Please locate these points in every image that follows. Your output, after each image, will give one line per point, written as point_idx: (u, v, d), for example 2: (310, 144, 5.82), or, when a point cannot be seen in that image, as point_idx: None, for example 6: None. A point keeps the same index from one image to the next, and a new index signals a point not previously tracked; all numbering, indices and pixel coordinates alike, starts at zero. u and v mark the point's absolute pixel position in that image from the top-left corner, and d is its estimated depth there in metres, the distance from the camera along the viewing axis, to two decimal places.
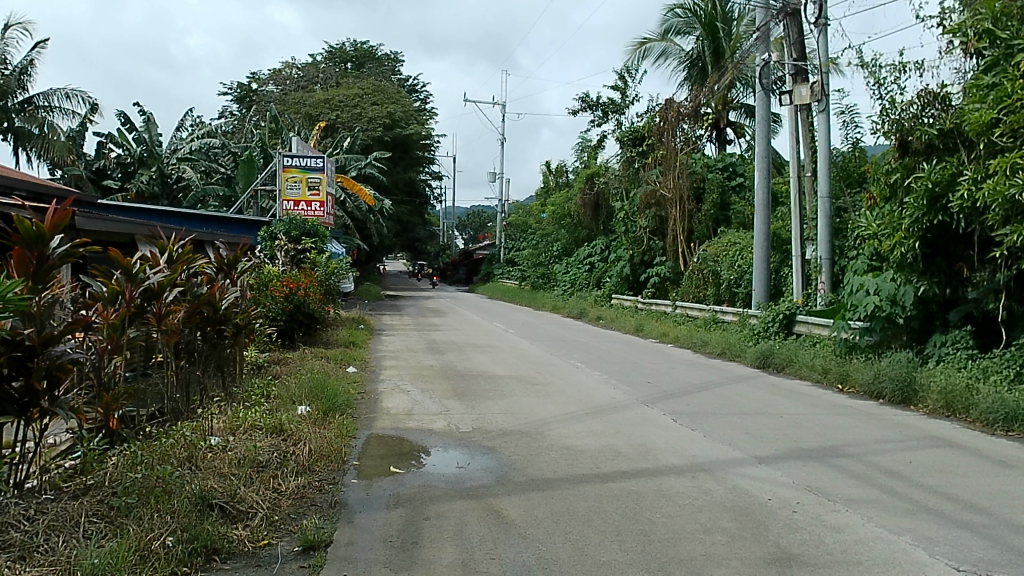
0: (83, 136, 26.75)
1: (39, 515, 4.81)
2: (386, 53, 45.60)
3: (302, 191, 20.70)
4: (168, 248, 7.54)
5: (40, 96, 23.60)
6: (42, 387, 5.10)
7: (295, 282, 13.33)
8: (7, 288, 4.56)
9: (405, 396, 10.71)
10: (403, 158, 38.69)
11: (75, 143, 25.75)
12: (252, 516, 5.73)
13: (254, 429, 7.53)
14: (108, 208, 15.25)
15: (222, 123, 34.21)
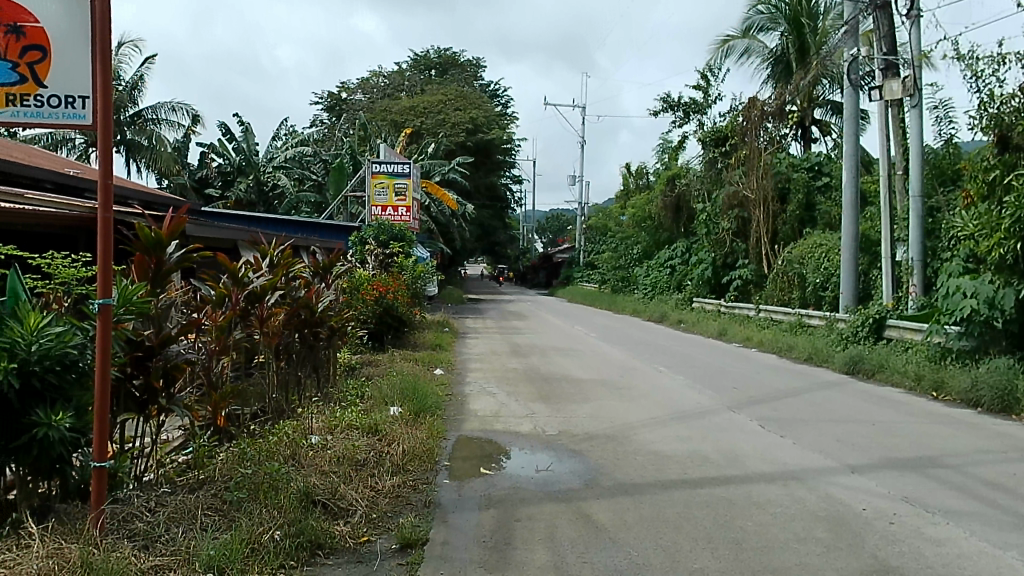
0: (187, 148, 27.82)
1: (160, 506, 5.06)
2: (469, 59, 46.20)
3: (389, 196, 21.14)
4: (269, 253, 7.85)
5: (149, 110, 24.83)
6: (160, 385, 5.39)
7: (385, 286, 13.62)
8: (132, 292, 4.92)
9: (491, 398, 10.80)
10: (484, 163, 39.08)
11: (180, 154, 26.90)
12: (353, 513, 5.89)
13: (351, 428, 7.71)
14: (212, 215, 15.91)
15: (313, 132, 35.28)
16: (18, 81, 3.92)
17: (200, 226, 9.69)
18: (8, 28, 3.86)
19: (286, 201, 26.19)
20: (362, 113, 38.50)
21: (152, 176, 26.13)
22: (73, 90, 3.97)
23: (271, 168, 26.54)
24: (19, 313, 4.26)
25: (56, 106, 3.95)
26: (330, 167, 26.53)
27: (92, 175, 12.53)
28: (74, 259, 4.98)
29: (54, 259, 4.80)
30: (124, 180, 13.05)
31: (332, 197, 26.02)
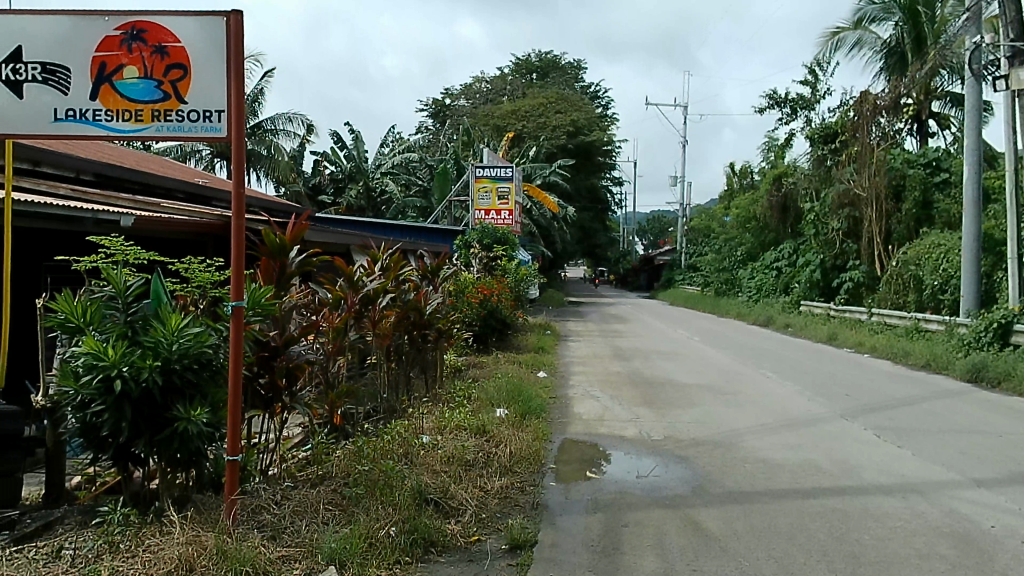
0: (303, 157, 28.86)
1: (285, 500, 5.29)
2: (570, 62, 46.26)
3: (493, 200, 21.41)
4: (381, 257, 8.09)
5: (268, 121, 26.14)
6: (284, 384, 5.65)
7: (489, 288, 13.79)
8: (260, 295, 5.18)
9: (594, 402, 10.76)
10: (584, 164, 39.10)
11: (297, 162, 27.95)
12: (463, 513, 5.98)
13: (459, 428, 7.84)
14: (327, 222, 16.60)
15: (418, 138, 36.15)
16: (161, 97, 4.17)
17: (320, 231, 10.09)
18: (154, 49, 4.15)
19: (394, 206, 26.99)
20: (465, 119, 39.17)
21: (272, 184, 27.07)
22: (210, 105, 4.20)
23: (380, 175, 27.31)
24: (162, 315, 4.55)
25: (195, 120, 4.19)
26: (435, 172, 27.19)
27: (220, 184, 13.32)
28: (208, 263, 5.29)
29: (191, 263, 5.11)
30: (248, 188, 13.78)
31: (436, 202, 26.86)
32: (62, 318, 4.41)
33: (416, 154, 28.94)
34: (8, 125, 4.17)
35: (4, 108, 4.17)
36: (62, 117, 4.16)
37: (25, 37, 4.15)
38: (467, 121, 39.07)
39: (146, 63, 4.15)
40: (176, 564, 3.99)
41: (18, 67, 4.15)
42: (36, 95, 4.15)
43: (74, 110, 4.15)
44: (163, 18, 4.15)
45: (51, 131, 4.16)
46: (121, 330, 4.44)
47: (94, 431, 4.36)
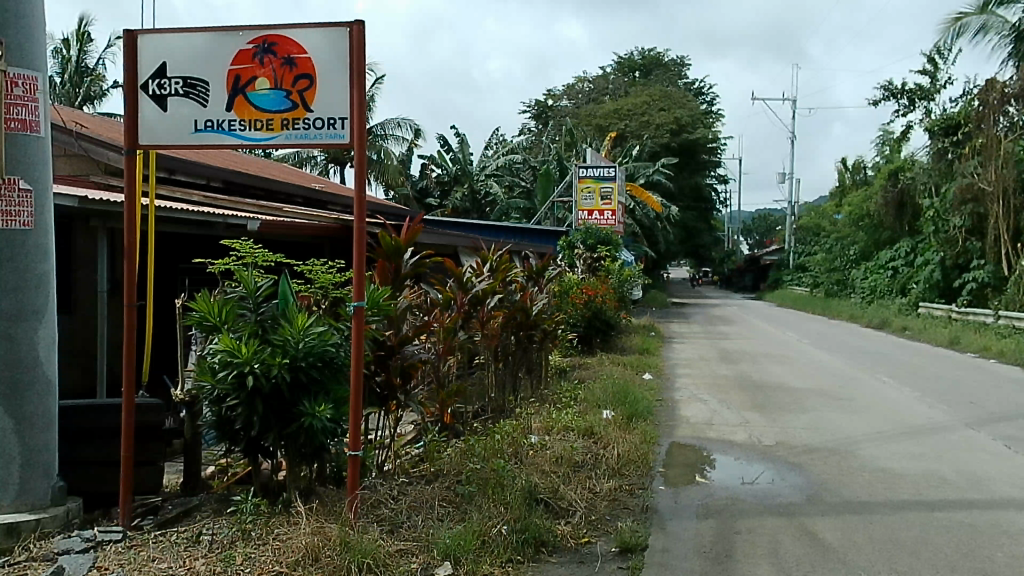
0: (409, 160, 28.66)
1: (402, 494, 5.43)
2: (673, 59, 45.60)
3: (596, 200, 21.29)
4: (489, 259, 8.20)
5: (378, 127, 27.08)
6: (398, 382, 5.80)
7: (594, 289, 13.73)
8: (378, 295, 5.33)
9: (702, 405, 10.52)
10: (688, 163, 38.38)
11: (404, 166, 28.01)
12: (573, 514, 5.98)
13: (567, 429, 7.83)
14: (435, 224, 16.98)
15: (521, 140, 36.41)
16: (290, 107, 4.36)
17: (431, 234, 10.30)
18: (283, 61, 4.34)
19: (498, 207, 27.19)
20: (567, 119, 39.19)
21: (380, 188, 27.53)
22: (334, 113, 4.35)
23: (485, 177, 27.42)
24: (289, 314, 4.76)
25: (321, 127, 4.35)
26: (538, 173, 27.47)
27: (335, 189, 13.83)
28: (330, 265, 5.50)
29: (314, 266, 5.33)
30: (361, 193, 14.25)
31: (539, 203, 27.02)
32: (200, 317, 4.68)
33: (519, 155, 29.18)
34: (154, 136, 4.45)
35: (150, 121, 4.46)
36: (201, 127, 4.42)
37: (169, 54, 4.43)
38: (570, 120, 39.00)
39: (276, 74, 4.35)
40: (303, 554, 4.10)
41: (163, 82, 4.44)
42: (179, 108, 4.43)
43: (212, 121, 4.41)
44: (291, 31, 4.33)
45: (192, 141, 4.42)
46: (252, 328, 4.67)
47: (228, 424, 4.61)
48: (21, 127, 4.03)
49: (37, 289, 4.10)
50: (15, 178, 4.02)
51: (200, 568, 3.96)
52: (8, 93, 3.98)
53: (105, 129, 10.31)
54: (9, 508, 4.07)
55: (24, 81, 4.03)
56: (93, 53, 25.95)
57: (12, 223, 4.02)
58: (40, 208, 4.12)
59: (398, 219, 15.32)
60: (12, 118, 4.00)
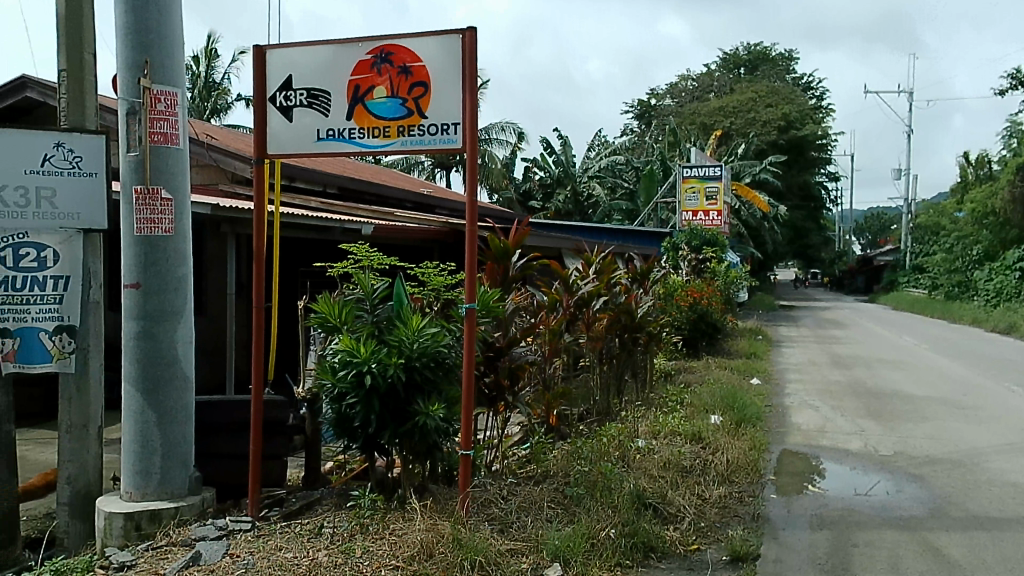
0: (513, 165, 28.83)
1: (511, 495, 5.49)
2: (781, 53, 44.19)
3: (700, 201, 20.92)
4: (594, 261, 8.19)
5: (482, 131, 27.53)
6: (506, 383, 5.86)
7: (699, 292, 13.49)
8: (489, 296, 5.40)
9: (814, 412, 10.14)
10: (797, 160, 37.10)
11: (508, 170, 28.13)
12: (682, 520, 5.86)
13: (674, 434, 7.71)
14: (540, 227, 17.08)
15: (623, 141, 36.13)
16: (405, 114, 4.49)
17: (535, 237, 10.36)
18: (399, 70, 4.47)
19: (600, 209, 27.08)
20: (671, 118, 38.60)
21: (485, 192, 27.81)
22: (447, 119, 4.45)
23: (587, 179, 27.47)
24: (404, 316, 4.90)
25: (434, 133, 4.46)
26: (641, 174, 27.24)
27: (442, 194, 14.13)
28: (441, 267, 5.62)
29: (427, 268, 5.46)
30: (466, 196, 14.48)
31: (643, 204, 26.87)
32: (322, 317, 4.88)
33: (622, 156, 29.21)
34: (280, 146, 4.68)
35: (276, 131, 4.68)
36: (324, 136, 4.62)
37: (293, 67, 4.65)
38: (674, 119, 38.38)
39: (393, 83, 4.49)
40: (418, 549, 4.20)
41: (288, 94, 4.65)
42: (303, 119, 4.64)
43: (334, 130, 4.59)
44: (407, 40, 4.46)
45: (315, 149, 4.62)
46: (370, 329, 4.84)
47: (347, 421, 4.78)
48: (163, 140, 4.31)
49: (177, 291, 4.38)
50: (158, 187, 4.31)
51: (323, 559, 4.12)
52: (152, 108, 4.26)
53: (231, 140, 10.91)
54: (152, 496, 4.37)
55: (165, 96, 4.30)
56: (218, 68, 27.47)
57: (155, 230, 4.31)
58: (179, 215, 4.39)
59: (503, 222, 15.50)
60: (155, 131, 4.29)
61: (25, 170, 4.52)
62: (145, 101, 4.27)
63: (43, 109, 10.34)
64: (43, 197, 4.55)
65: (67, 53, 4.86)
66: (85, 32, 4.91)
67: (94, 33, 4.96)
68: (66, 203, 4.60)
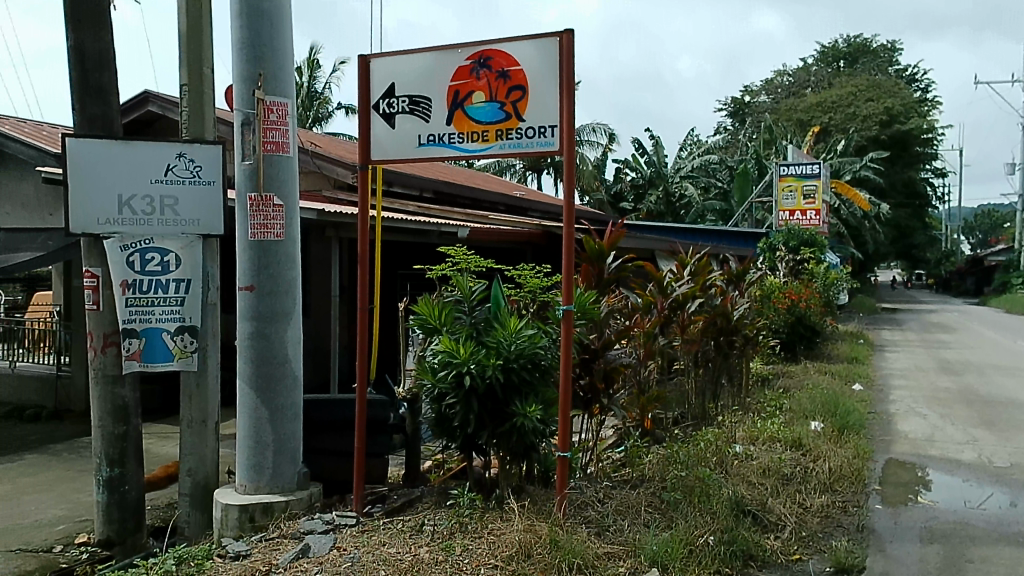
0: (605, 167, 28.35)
1: (608, 498, 5.47)
2: (883, 44, 42.41)
3: (798, 200, 20.29)
4: (689, 263, 8.08)
5: None
6: (602, 386, 5.84)
7: (797, 294, 13.12)
8: (584, 299, 5.39)
9: (921, 420, 9.67)
10: (900, 156, 35.53)
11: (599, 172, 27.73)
12: (783, 529, 5.69)
13: (774, 440, 7.50)
14: (634, 228, 16.98)
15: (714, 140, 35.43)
16: (504, 118, 4.53)
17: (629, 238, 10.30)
18: (498, 74, 4.52)
19: (693, 210, 26.62)
20: (766, 115, 37.60)
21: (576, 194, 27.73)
22: (545, 121, 4.46)
23: (680, 179, 26.87)
24: (502, 318, 4.95)
25: (532, 136, 4.48)
26: (736, 173, 26.66)
27: (534, 196, 14.22)
28: (537, 268, 5.65)
29: (523, 270, 5.51)
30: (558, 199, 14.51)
31: (738, 204, 26.33)
32: (423, 319, 4.98)
33: (716, 156, 28.76)
34: (383, 152, 4.81)
35: (380, 138, 4.82)
36: (425, 141, 4.73)
37: (396, 75, 4.77)
38: (769, 116, 37.37)
39: (491, 88, 4.54)
40: (516, 549, 4.22)
41: (391, 101, 4.78)
42: (405, 125, 4.76)
43: (435, 135, 4.70)
44: (505, 45, 4.50)
45: (417, 154, 4.74)
46: (468, 330, 4.91)
47: (446, 421, 4.86)
48: (275, 149, 4.51)
49: (287, 293, 4.57)
50: (270, 195, 4.50)
51: (424, 556, 4.19)
52: (265, 119, 4.47)
53: (332, 147, 11.28)
54: (265, 489, 4.57)
55: (277, 107, 4.50)
56: (320, 77, 28.45)
57: (268, 235, 4.51)
58: (290, 220, 4.58)
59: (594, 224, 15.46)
60: (268, 140, 4.49)
61: (151, 180, 4.80)
62: (259, 112, 4.48)
63: (163, 121, 10.91)
64: (167, 205, 4.84)
65: (187, 68, 5.16)
66: (203, 48, 5.20)
67: (212, 49, 5.24)
68: (187, 211, 4.87)
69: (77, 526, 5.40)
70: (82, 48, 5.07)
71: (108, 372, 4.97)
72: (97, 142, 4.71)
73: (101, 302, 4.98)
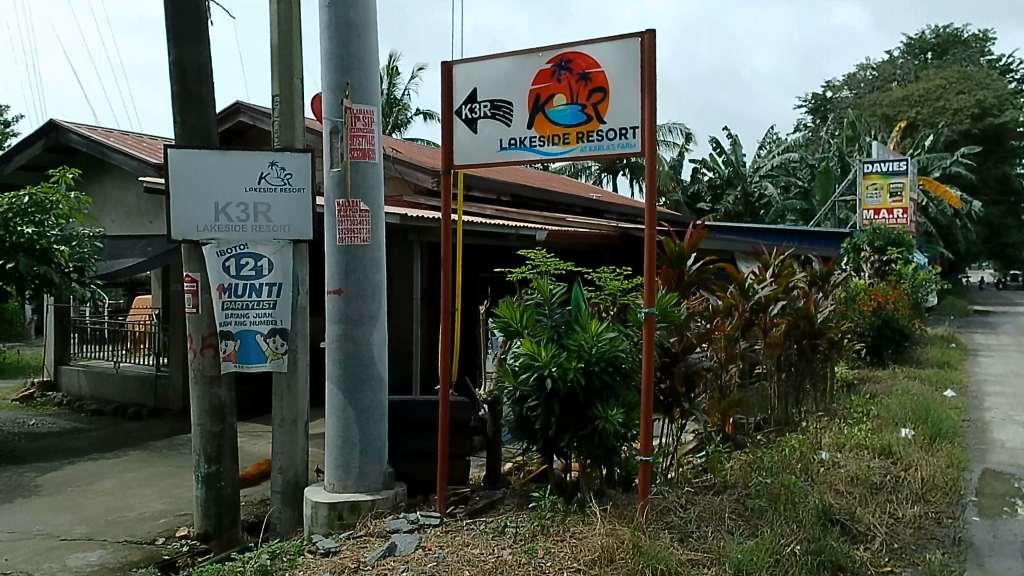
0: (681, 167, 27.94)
1: (691, 504, 5.38)
2: (975, 34, 40.51)
3: (883, 198, 19.62)
4: (771, 264, 7.94)
5: None
6: (683, 390, 5.76)
7: (883, 296, 12.70)
8: (666, 301, 5.32)
9: (1021, 429, 9.18)
10: (993, 151, 33.88)
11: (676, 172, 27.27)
12: (873, 539, 5.49)
13: (861, 447, 7.24)
14: (714, 229, 16.68)
15: (794, 138, 34.50)
16: (585, 120, 4.52)
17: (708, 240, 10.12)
18: (579, 77, 4.51)
19: (772, 210, 25.99)
20: (849, 110, 36.39)
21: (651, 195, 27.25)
22: (627, 123, 4.43)
23: (759, 178, 26.47)
24: (582, 321, 4.94)
25: (613, 138, 4.46)
26: (817, 172, 25.98)
27: (610, 199, 14.14)
28: (617, 271, 5.61)
29: (604, 273, 5.49)
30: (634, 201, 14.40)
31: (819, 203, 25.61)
32: (504, 322, 5.01)
33: (796, 154, 28.02)
34: (466, 156, 4.87)
35: (462, 142, 4.88)
36: (506, 145, 4.76)
37: (478, 80, 4.82)
38: (852, 112, 36.17)
39: (573, 90, 4.53)
40: (599, 553, 4.19)
41: (473, 106, 4.84)
42: (487, 130, 4.80)
43: (516, 139, 4.72)
44: (587, 47, 4.49)
45: (499, 158, 4.77)
46: (549, 333, 4.91)
47: (528, 423, 4.87)
48: (362, 156, 4.61)
49: (373, 297, 4.67)
50: (356, 200, 4.61)
51: (508, 557, 4.21)
52: (352, 127, 4.57)
53: (412, 152, 11.48)
54: (352, 488, 4.68)
55: (363, 114, 4.60)
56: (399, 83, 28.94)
57: (355, 239, 4.62)
58: (376, 224, 4.68)
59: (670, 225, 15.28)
60: (355, 147, 4.59)
61: (245, 187, 4.98)
62: (346, 120, 4.59)
63: (254, 131, 11.32)
64: (260, 211, 5.02)
65: (279, 78, 5.33)
66: (294, 59, 5.36)
67: (301, 60, 5.41)
68: (279, 217, 5.04)
69: (177, 520, 5.65)
70: (183, 63, 5.30)
71: (206, 372, 5.19)
72: (196, 152, 4.91)
73: (200, 305, 5.18)
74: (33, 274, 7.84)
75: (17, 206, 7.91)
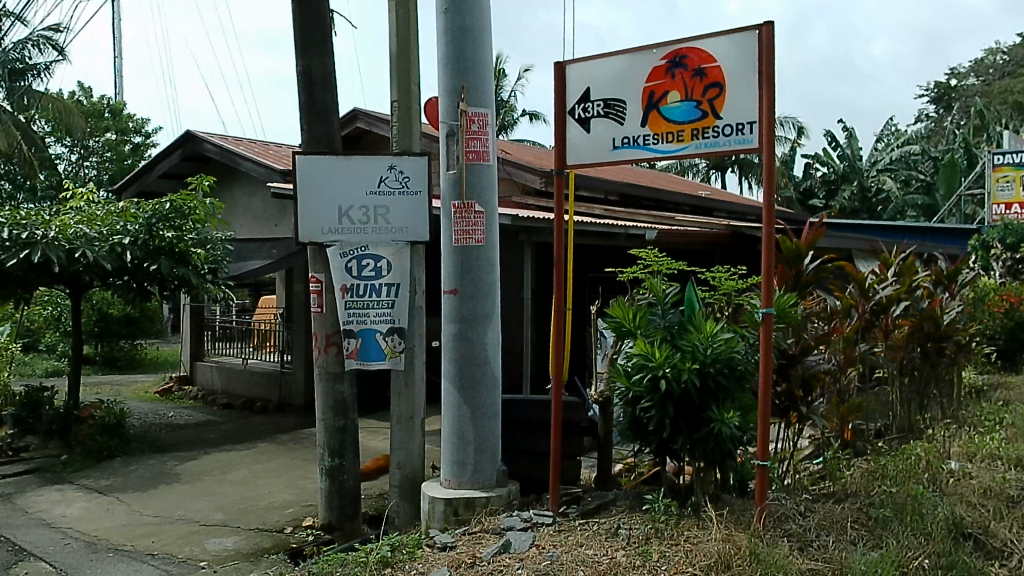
0: (793, 162, 27.07)
1: (810, 512, 5.20)
2: None
3: (1016, 191, 18.37)
4: (892, 262, 7.64)
5: None
6: (800, 393, 5.58)
7: (1018, 295, 11.83)
8: (785, 301, 5.16)
9: None
10: None
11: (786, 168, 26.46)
12: (1010, 556, 5.08)
13: (995, 458, 6.74)
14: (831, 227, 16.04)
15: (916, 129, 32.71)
16: (700, 116, 4.44)
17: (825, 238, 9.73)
18: (693, 72, 4.43)
19: (890, 205, 24.74)
20: (978, 98, 34.14)
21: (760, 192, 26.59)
22: (743, 118, 4.32)
23: (876, 172, 25.25)
24: (697, 321, 4.87)
25: (730, 134, 4.35)
26: (941, 165, 24.56)
27: (719, 196, 13.83)
28: (732, 270, 5.49)
29: (718, 273, 5.39)
30: (746, 198, 14.03)
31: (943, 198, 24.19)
32: (617, 322, 4.97)
33: (917, 146, 26.56)
34: (579, 156, 4.87)
35: (575, 142, 4.89)
36: (619, 144, 4.74)
37: (590, 79, 4.81)
38: (981, 100, 33.94)
39: (687, 86, 4.46)
40: (715, 559, 4.09)
41: (586, 106, 4.84)
42: (600, 129, 4.79)
43: (630, 138, 4.69)
44: (702, 42, 4.41)
45: (612, 157, 4.76)
46: (663, 334, 4.84)
47: (641, 425, 4.82)
48: (477, 158, 4.69)
49: (487, 296, 4.74)
50: (472, 202, 4.69)
51: (622, 559, 4.18)
52: (467, 130, 4.65)
53: (520, 154, 11.60)
54: (467, 485, 4.77)
55: (478, 117, 4.68)
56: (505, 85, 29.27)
57: (470, 240, 4.70)
58: (489, 226, 4.75)
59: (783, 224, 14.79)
60: (471, 150, 4.68)
61: (366, 191, 5.16)
62: (462, 124, 4.69)
63: (370, 136, 11.71)
64: (380, 214, 5.18)
65: (398, 84, 5.48)
66: (411, 65, 5.50)
67: (418, 66, 5.54)
68: (397, 220, 5.20)
69: (303, 510, 5.92)
70: (309, 72, 5.53)
71: (329, 369, 5.40)
72: (322, 158, 5.11)
73: (324, 304, 5.41)
74: (174, 275, 8.36)
75: (160, 212, 8.45)
